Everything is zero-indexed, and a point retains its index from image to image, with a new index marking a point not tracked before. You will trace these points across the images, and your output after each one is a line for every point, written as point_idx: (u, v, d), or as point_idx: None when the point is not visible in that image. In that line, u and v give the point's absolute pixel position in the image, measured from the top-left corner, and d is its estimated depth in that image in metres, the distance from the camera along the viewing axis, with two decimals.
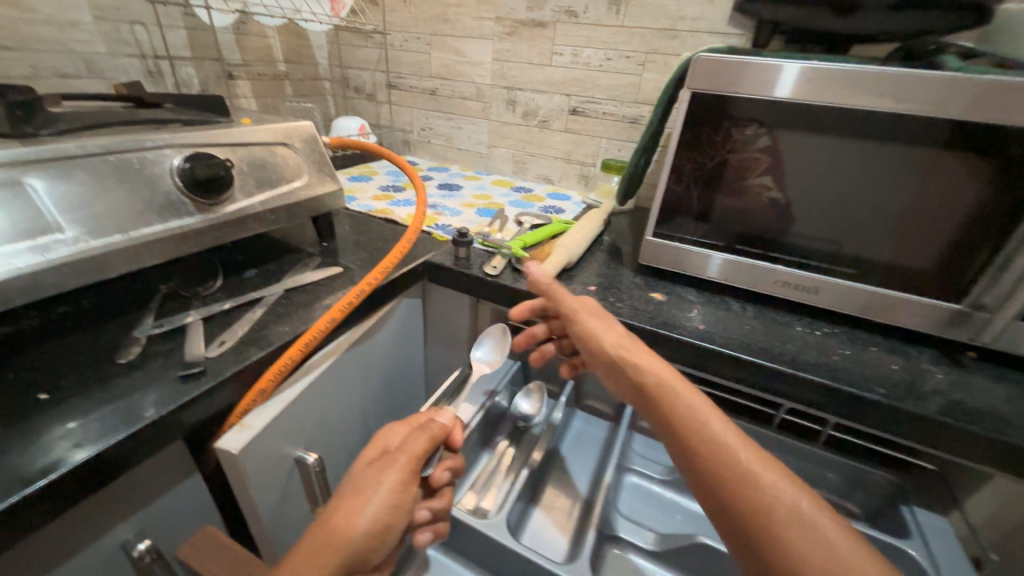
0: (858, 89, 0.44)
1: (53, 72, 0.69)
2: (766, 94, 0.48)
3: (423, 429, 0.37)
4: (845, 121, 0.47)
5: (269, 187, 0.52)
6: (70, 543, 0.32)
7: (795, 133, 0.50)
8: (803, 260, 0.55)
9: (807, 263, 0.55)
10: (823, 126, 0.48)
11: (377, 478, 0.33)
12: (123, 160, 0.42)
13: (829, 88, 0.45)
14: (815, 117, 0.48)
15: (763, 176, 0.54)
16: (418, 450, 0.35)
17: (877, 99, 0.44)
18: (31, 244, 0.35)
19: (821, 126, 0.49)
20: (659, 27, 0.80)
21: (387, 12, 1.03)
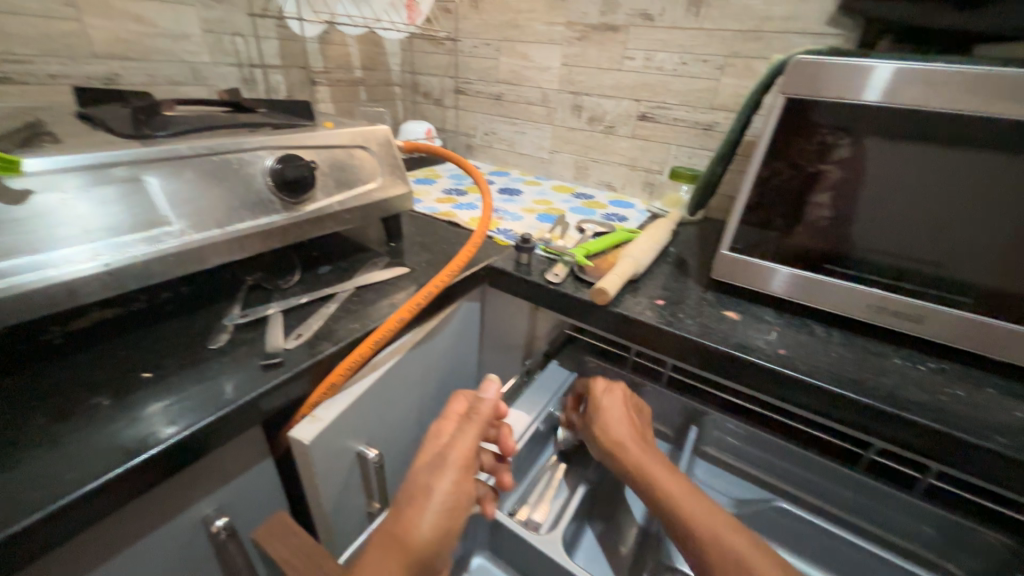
0: (964, 90, 0.39)
1: (166, 79, 0.77)
2: (859, 97, 0.43)
3: (468, 427, 0.38)
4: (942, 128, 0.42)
5: (347, 188, 0.55)
6: (162, 513, 0.35)
7: (882, 140, 0.45)
8: (902, 283, 0.49)
9: (907, 287, 0.49)
10: (914, 134, 0.43)
11: (433, 476, 0.34)
12: (224, 160, 0.45)
13: (929, 89, 0.40)
14: (910, 124, 0.43)
15: (826, 194, 0.50)
16: (469, 451, 0.36)
17: (981, 101, 0.39)
18: (145, 235, 0.39)
19: (916, 134, 0.43)
20: (743, 28, 0.76)
21: (459, 20, 1.06)
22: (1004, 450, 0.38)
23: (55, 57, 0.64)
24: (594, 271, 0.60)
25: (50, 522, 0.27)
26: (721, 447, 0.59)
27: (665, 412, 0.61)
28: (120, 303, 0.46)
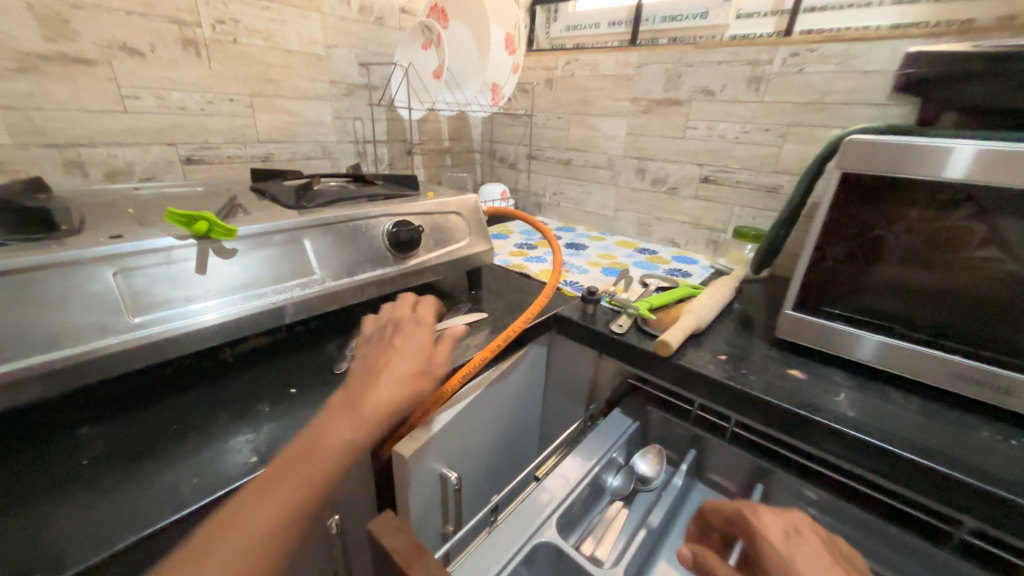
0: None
1: (303, 155, 0.97)
2: (933, 175, 0.46)
3: (428, 333, 0.48)
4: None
5: (442, 245, 0.66)
6: None
7: (1007, 214, 0.45)
8: (998, 355, 0.48)
9: (1003, 359, 0.47)
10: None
11: (366, 354, 0.45)
12: (356, 225, 0.58)
13: (1021, 170, 0.42)
14: (1023, 199, 0.43)
15: (984, 250, 0.47)
16: (427, 351, 0.46)
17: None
18: (300, 282, 0.51)
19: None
20: (804, 100, 0.80)
21: (535, 98, 1.21)
22: None
23: (233, 143, 0.85)
24: (657, 324, 0.64)
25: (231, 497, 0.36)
26: None
27: (730, 467, 0.61)
28: (269, 333, 0.58)
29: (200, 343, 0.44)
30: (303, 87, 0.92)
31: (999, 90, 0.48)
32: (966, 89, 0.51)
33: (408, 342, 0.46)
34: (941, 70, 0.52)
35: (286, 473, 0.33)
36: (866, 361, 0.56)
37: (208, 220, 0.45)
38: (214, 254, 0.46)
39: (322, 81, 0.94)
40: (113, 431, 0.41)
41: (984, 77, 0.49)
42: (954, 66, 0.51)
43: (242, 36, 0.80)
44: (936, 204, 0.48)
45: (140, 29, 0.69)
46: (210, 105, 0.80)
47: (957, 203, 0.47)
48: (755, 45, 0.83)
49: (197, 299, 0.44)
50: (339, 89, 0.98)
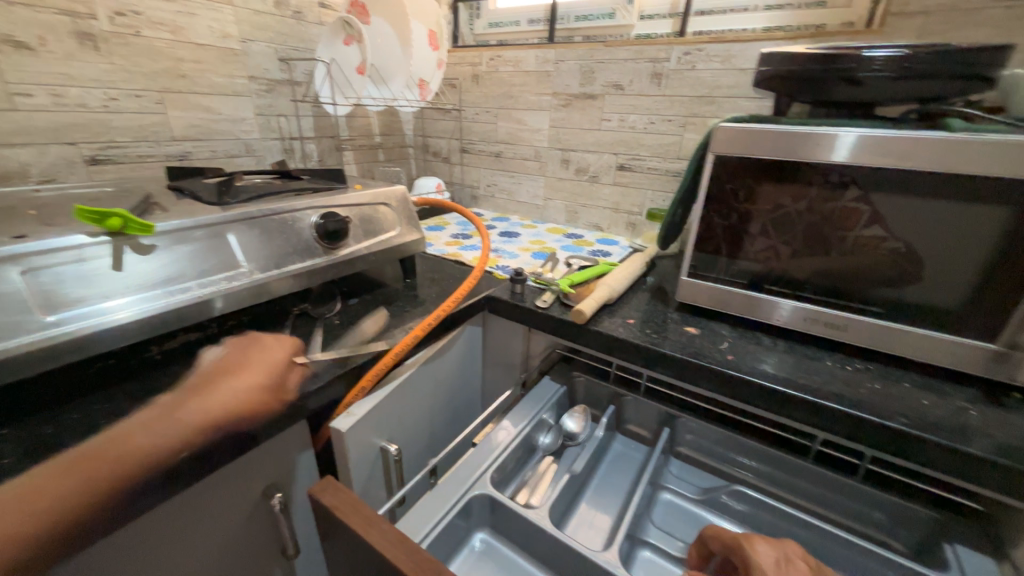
0: (912, 153, 0.50)
1: (224, 153, 0.94)
2: (809, 158, 0.55)
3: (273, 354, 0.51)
4: (917, 183, 0.51)
5: (373, 236, 0.69)
6: (235, 484, 0.46)
7: (877, 192, 0.54)
8: (851, 303, 0.59)
9: (855, 306, 0.59)
10: (899, 187, 0.52)
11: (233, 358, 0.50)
12: (282, 218, 0.59)
13: (885, 155, 0.51)
14: (889, 179, 0.53)
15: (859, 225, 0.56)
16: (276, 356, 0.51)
17: (933, 161, 0.49)
18: (225, 275, 0.52)
19: (900, 188, 0.52)
20: (697, 94, 0.91)
21: (463, 93, 1.25)
22: (905, 426, 0.48)
23: (144, 142, 0.81)
24: (577, 297, 0.72)
25: (168, 473, 0.38)
26: (694, 448, 0.68)
27: (644, 417, 0.70)
28: (198, 329, 0.59)
29: (122, 339, 0.44)
30: (219, 83, 0.89)
31: (826, 86, 0.58)
32: (805, 86, 0.61)
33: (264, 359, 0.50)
34: (782, 72, 0.61)
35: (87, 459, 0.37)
36: (764, 319, 0.65)
37: (122, 216, 0.45)
38: (132, 250, 0.46)
39: (239, 77, 0.92)
40: (34, 431, 0.40)
41: (814, 77, 0.58)
42: (791, 68, 0.60)
43: (145, 29, 0.77)
44: (789, 180, 0.59)
45: (27, 22, 0.65)
46: (114, 102, 0.76)
47: (802, 178, 0.58)
48: (654, 44, 0.92)
49: (115, 296, 0.44)
50: (259, 85, 0.96)
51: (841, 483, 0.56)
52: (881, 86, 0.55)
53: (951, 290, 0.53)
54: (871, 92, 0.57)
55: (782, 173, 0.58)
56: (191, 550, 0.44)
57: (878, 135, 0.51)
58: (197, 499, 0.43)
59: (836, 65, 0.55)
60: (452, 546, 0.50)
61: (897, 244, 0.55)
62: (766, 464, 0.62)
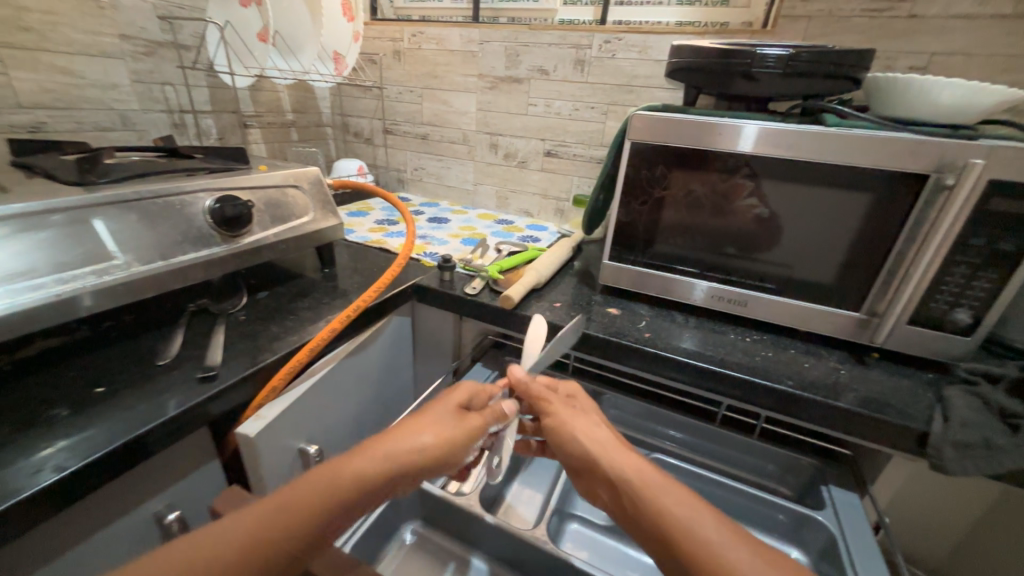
0: (797, 143, 0.55)
1: (93, 126, 0.80)
2: (713, 146, 0.59)
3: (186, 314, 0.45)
4: (800, 171, 0.57)
5: (282, 222, 0.63)
6: (118, 508, 0.40)
7: (769, 179, 0.59)
8: (749, 281, 0.65)
9: (752, 284, 0.65)
10: (786, 175, 0.58)
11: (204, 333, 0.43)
12: (166, 202, 0.52)
13: (774, 146, 0.56)
14: (778, 167, 0.58)
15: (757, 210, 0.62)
16: None
17: (812, 151, 0.55)
18: (93, 268, 0.44)
19: (786, 176, 0.58)
20: (617, 83, 0.94)
21: (384, 69, 1.18)
22: (791, 389, 0.54)
23: None
24: (506, 283, 0.72)
25: (25, 507, 0.32)
26: (620, 422, 0.72)
27: None
28: (62, 334, 0.50)
29: None
30: (80, 40, 0.75)
31: (728, 81, 0.63)
32: (710, 79, 0.65)
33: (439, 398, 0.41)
34: (691, 64, 0.64)
35: (260, 503, 0.29)
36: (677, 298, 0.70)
37: None
38: None
39: (108, 35, 0.78)
40: None
41: (718, 70, 0.62)
42: (699, 61, 0.63)
43: None
44: (697, 168, 0.63)
45: None
46: None
47: (708, 166, 0.62)
48: (577, 30, 0.93)
49: None
50: (135, 46, 0.83)
51: (740, 442, 0.63)
52: (773, 83, 0.60)
53: (827, 266, 0.61)
54: (765, 87, 0.62)
55: (691, 161, 0.62)
56: None
57: (769, 127, 0.56)
58: (70, 531, 0.37)
59: (735, 60, 0.59)
60: (381, 541, 0.49)
61: (766, 211, 0.62)
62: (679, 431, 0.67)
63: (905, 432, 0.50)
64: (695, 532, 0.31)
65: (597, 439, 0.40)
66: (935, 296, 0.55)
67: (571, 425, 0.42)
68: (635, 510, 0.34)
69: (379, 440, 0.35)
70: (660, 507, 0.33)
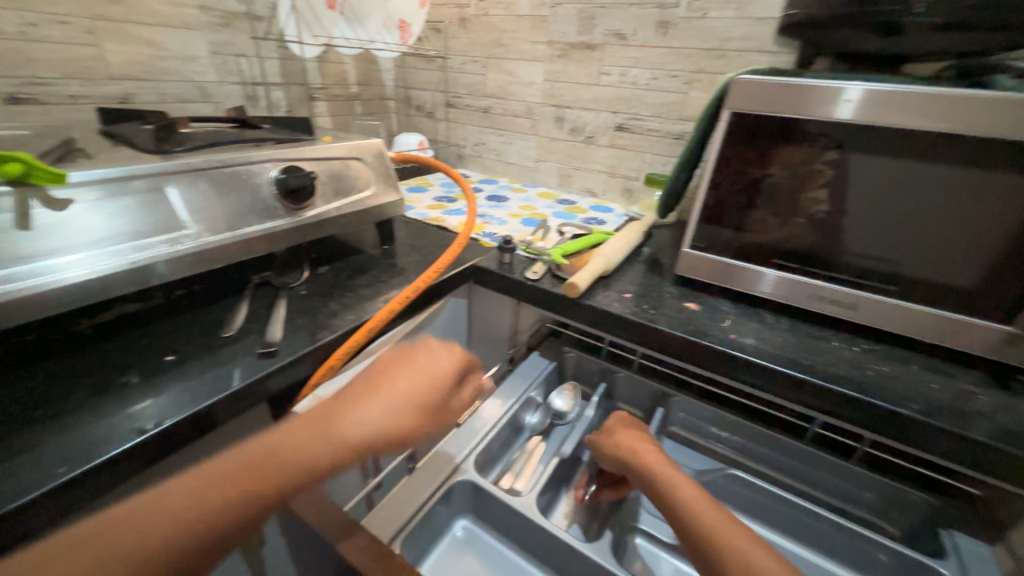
0: (948, 114, 0.44)
1: (175, 97, 0.83)
2: (829, 116, 0.49)
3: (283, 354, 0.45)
4: (952, 148, 0.46)
5: (344, 196, 0.61)
6: (185, 475, 0.41)
7: (903, 158, 0.48)
8: (861, 280, 0.55)
9: (865, 284, 0.55)
10: (931, 153, 0.47)
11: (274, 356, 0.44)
12: (234, 172, 0.51)
13: (919, 116, 0.45)
14: (919, 143, 0.47)
15: (877, 196, 0.51)
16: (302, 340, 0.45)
17: (974, 123, 0.43)
18: (166, 237, 0.45)
19: (931, 155, 0.47)
20: (706, 47, 0.83)
21: (448, 39, 1.13)
22: (916, 414, 0.45)
23: (75, 79, 0.70)
24: (570, 268, 0.66)
25: (98, 471, 0.33)
26: (687, 428, 0.65)
27: (636, 396, 0.67)
28: (141, 299, 0.51)
29: (35, 311, 0.37)
30: (164, 12, 0.77)
31: (860, 34, 0.51)
32: (835, 33, 0.54)
33: (423, 362, 0.42)
34: (812, 16, 0.54)
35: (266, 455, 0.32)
36: (760, 294, 0.61)
37: (24, 161, 0.37)
38: (44, 205, 0.39)
39: (188, 7, 0.80)
40: None
41: (848, 24, 0.51)
42: (823, 13, 0.52)
43: None
44: (809, 143, 0.52)
45: None
46: (33, 29, 0.64)
47: (823, 141, 0.51)
48: None
49: (25, 260, 0.37)
50: (213, 18, 0.84)
51: (837, 467, 0.54)
52: (923, 36, 0.48)
53: (973, 269, 0.49)
54: (910, 42, 0.50)
55: (800, 135, 0.52)
56: None
57: (914, 92, 0.44)
58: (142, 494, 0.38)
59: (875, 8, 0.48)
60: (431, 536, 0.47)
61: (825, 211, 0.55)
62: (760, 446, 0.60)
63: None
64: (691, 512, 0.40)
65: (625, 443, 0.50)
66: None
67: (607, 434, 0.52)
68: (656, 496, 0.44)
69: (361, 404, 0.38)
70: (670, 493, 0.42)
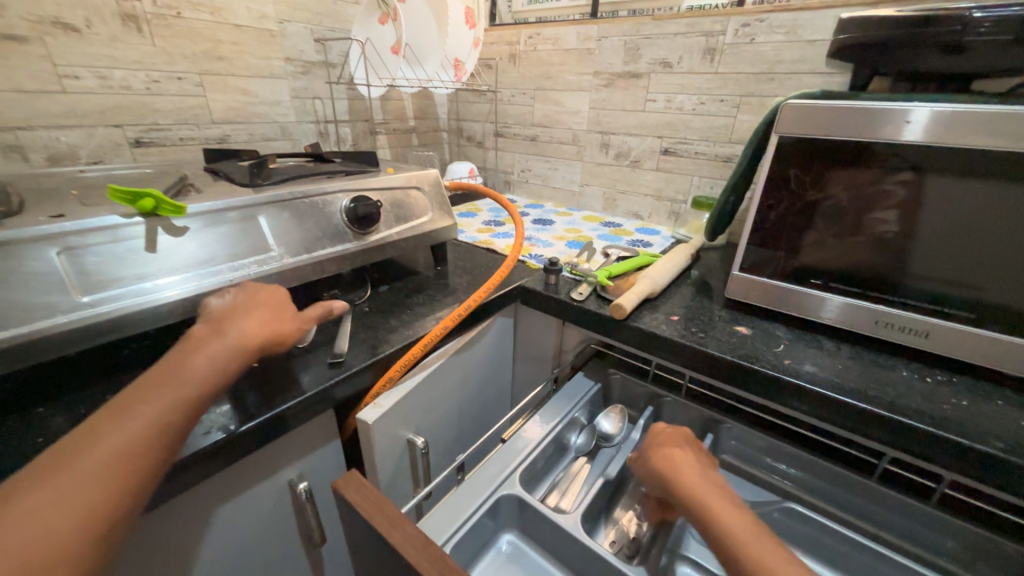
0: None
1: (262, 136, 0.95)
2: (898, 138, 0.47)
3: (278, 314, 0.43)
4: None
5: (404, 221, 0.67)
6: (263, 471, 0.45)
7: (975, 178, 0.46)
8: (931, 305, 0.52)
9: (936, 309, 0.51)
10: (1009, 173, 0.44)
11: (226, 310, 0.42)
12: (312, 202, 0.58)
13: (990, 135, 0.43)
14: (993, 162, 0.44)
15: (948, 217, 0.49)
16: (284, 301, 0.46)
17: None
18: (256, 258, 0.51)
19: (1008, 174, 0.44)
20: (755, 71, 0.83)
21: (499, 74, 1.21)
22: (1001, 453, 0.41)
23: (185, 125, 0.82)
24: (615, 290, 0.67)
25: (197, 461, 0.38)
26: (741, 458, 0.63)
27: (683, 421, 0.65)
28: None
29: (155, 321, 0.44)
30: (257, 65, 0.89)
31: (921, 54, 0.50)
32: (893, 55, 0.53)
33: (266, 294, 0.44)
34: (868, 39, 0.53)
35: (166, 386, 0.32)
36: (824, 321, 0.59)
37: (154, 196, 0.44)
38: (165, 231, 0.46)
39: (276, 59, 0.92)
40: (72, 409, 0.41)
41: (907, 44, 0.50)
42: (879, 35, 0.52)
43: (186, 10, 0.77)
44: (867, 165, 0.51)
45: (73, 3, 0.66)
46: (157, 85, 0.77)
47: (883, 162, 0.50)
48: (708, 16, 0.85)
49: (150, 277, 0.44)
50: (295, 67, 0.96)
51: (910, 508, 0.50)
52: (991, 54, 0.47)
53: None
54: (978, 60, 0.48)
55: (856, 157, 0.51)
56: (222, 533, 0.44)
57: (986, 112, 0.43)
58: (229, 484, 0.43)
59: (936, 28, 0.47)
60: (478, 547, 0.48)
61: (895, 231, 0.52)
62: (821, 481, 0.56)
63: None
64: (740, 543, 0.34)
65: (670, 458, 0.44)
66: None
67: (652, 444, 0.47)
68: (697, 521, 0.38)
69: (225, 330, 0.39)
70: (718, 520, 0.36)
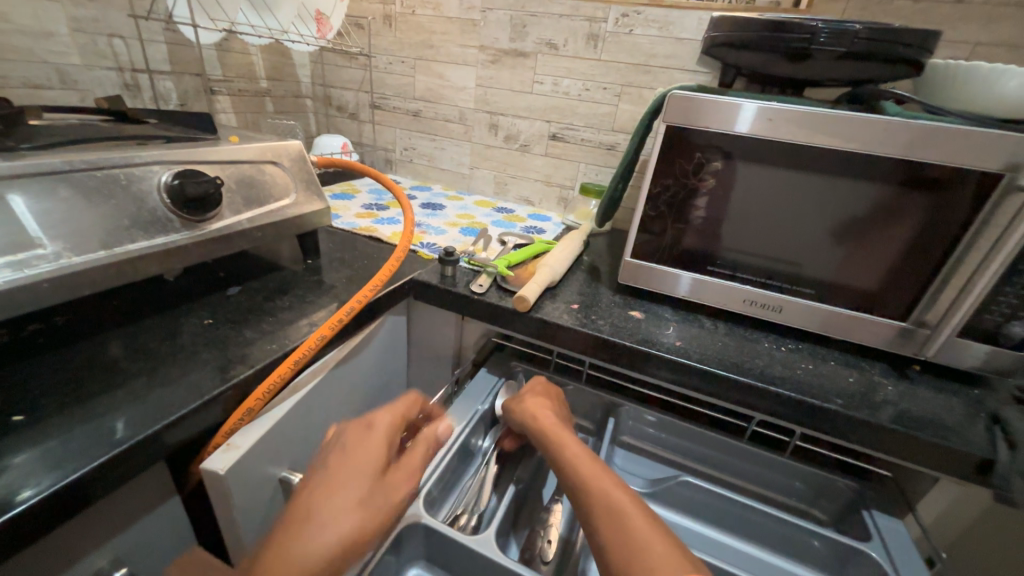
0: (855, 134, 0.49)
1: (22, 81, 0.67)
2: (735, 129, 0.53)
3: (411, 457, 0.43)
4: (851, 164, 0.51)
5: (257, 205, 0.53)
6: (46, 569, 0.31)
7: (816, 173, 0.53)
8: (779, 283, 0.59)
9: (780, 286, 0.59)
10: (839, 169, 0.52)
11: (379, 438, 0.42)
12: (110, 176, 0.41)
13: (828, 135, 0.50)
14: (828, 159, 0.52)
15: (788, 206, 0.56)
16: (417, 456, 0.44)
17: (876, 143, 0.48)
18: (9, 260, 0.34)
19: (835, 170, 0.52)
20: (633, 62, 0.86)
21: (372, 36, 1.06)
22: (841, 408, 0.49)
23: None
24: (516, 280, 0.64)
25: None
26: (638, 437, 0.66)
27: (586, 407, 0.66)
28: None
29: None
30: None
31: (775, 58, 0.56)
32: (750, 56, 0.58)
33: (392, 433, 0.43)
34: (734, 38, 0.57)
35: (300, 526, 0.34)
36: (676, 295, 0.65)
37: None
38: None
39: None
40: None
41: (766, 46, 0.54)
42: (742, 36, 0.56)
43: None
44: (736, 158, 0.56)
45: None
46: None
47: (751, 154, 0.55)
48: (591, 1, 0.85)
49: None
50: None
51: (773, 461, 0.58)
52: (825, 65, 0.54)
53: (875, 273, 0.55)
54: (815, 68, 0.55)
55: (730, 148, 0.55)
56: None
57: (824, 114, 0.49)
58: None
59: (789, 35, 0.52)
60: None
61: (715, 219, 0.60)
62: (702, 448, 0.62)
63: (960, 456, 0.45)
64: (652, 556, 0.35)
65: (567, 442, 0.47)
66: (992, 307, 0.49)
67: (523, 406, 0.53)
68: (592, 515, 0.39)
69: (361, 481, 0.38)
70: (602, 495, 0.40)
